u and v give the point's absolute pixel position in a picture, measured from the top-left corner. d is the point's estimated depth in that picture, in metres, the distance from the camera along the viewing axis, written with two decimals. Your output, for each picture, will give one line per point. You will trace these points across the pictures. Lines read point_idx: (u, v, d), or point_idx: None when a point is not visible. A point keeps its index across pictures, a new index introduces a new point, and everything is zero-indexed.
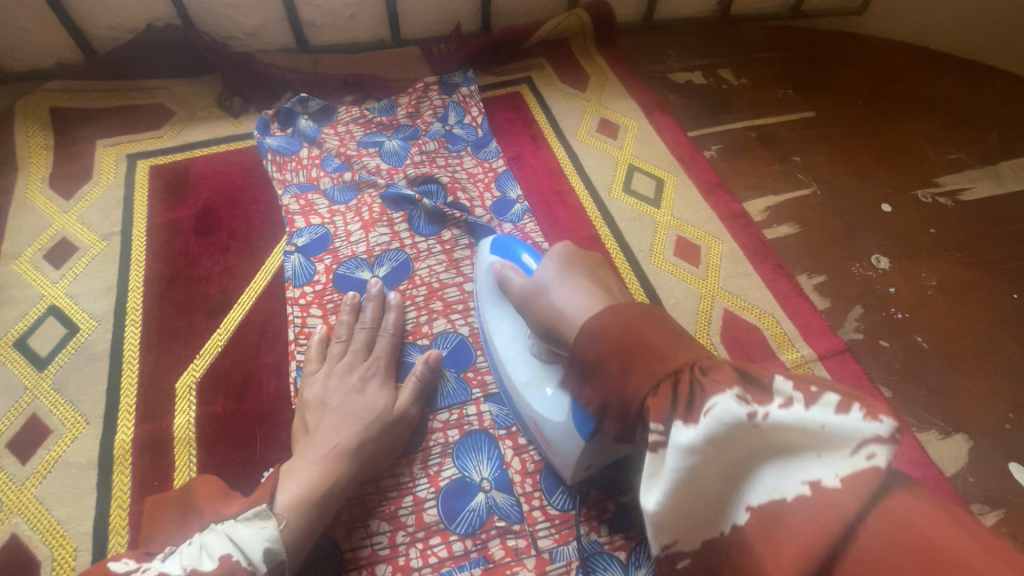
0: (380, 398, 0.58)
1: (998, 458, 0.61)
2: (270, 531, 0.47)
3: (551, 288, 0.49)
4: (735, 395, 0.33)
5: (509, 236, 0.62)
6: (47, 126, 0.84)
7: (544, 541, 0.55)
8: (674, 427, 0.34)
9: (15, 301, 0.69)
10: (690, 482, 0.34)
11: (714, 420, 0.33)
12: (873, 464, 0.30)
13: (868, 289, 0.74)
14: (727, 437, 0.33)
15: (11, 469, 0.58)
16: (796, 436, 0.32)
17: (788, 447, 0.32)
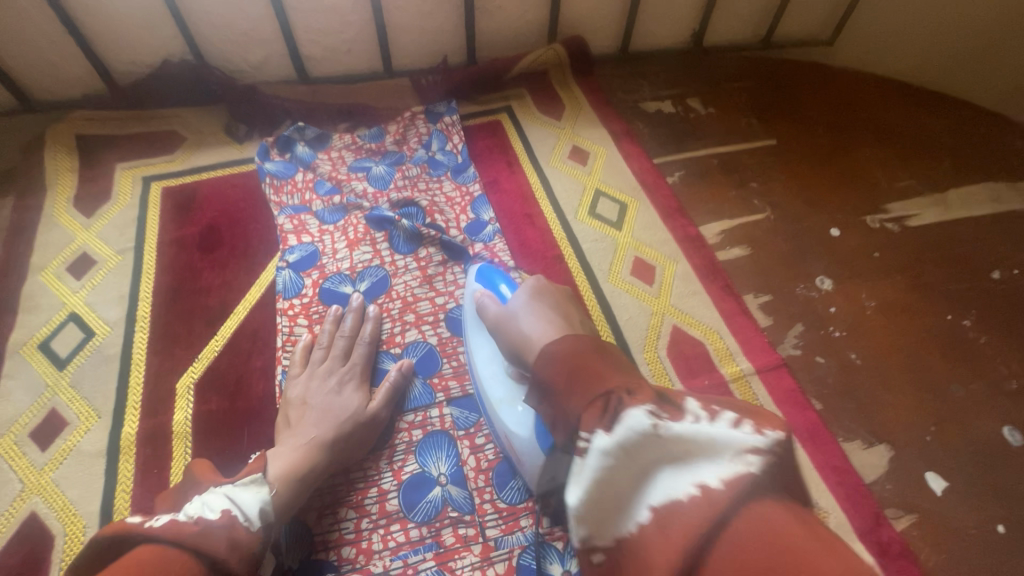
0: (355, 398, 0.66)
1: (918, 466, 0.66)
2: (266, 494, 0.54)
3: (519, 315, 0.59)
4: (648, 407, 0.39)
5: (492, 266, 0.69)
6: (72, 150, 0.94)
7: (491, 530, 0.61)
8: (597, 435, 0.39)
9: (40, 308, 0.78)
10: (604, 482, 0.39)
11: (628, 427, 0.38)
12: (750, 468, 0.35)
13: (810, 309, 0.79)
14: (638, 445, 0.38)
15: (32, 456, 0.66)
16: (694, 447, 0.37)
17: (688, 455, 0.37)
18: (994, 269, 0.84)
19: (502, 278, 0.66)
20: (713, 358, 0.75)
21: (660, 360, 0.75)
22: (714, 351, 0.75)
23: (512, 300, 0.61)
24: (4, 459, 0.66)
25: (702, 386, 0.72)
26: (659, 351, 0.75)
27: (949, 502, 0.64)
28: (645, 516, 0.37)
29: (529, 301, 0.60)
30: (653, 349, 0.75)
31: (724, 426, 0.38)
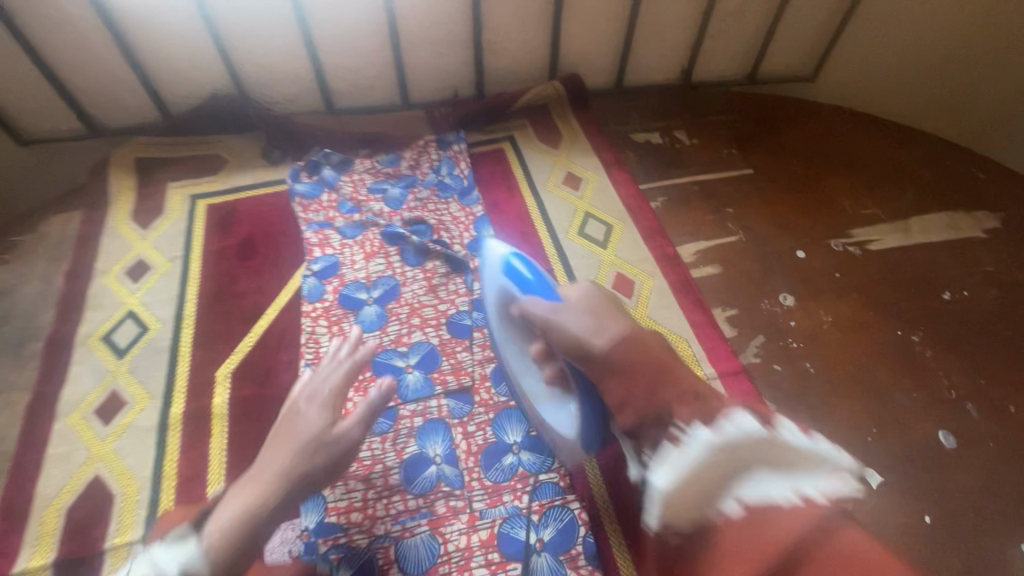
0: (324, 420, 0.69)
1: (858, 463, 0.75)
2: (185, 554, 0.58)
3: (557, 312, 0.67)
4: (752, 416, 0.54)
5: (507, 252, 0.74)
6: (131, 170, 1.09)
7: (478, 503, 0.71)
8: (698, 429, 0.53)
9: (104, 307, 0.91)
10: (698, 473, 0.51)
11: (734, 427, 0.53)
12: (855, 491, 0.49)
13: (772, 322, 0.89)
14: (743, 443, 0.52)
15: (97, 429, 0.79)
16: (799, 458, 0.51)
17: (789, 463, 0.50)
18: (945, 290, 0.92)
19: (522, 261, 0.72)
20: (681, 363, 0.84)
21: None
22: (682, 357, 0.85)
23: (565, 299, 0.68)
24: (74, 431, 0.78)
25: None
26: None
27: (884, 495, 0.72)
28: (737, 508, 0.48)
29: (585, 300, 0.67)
30: None
31: (814, 442, 0.53)
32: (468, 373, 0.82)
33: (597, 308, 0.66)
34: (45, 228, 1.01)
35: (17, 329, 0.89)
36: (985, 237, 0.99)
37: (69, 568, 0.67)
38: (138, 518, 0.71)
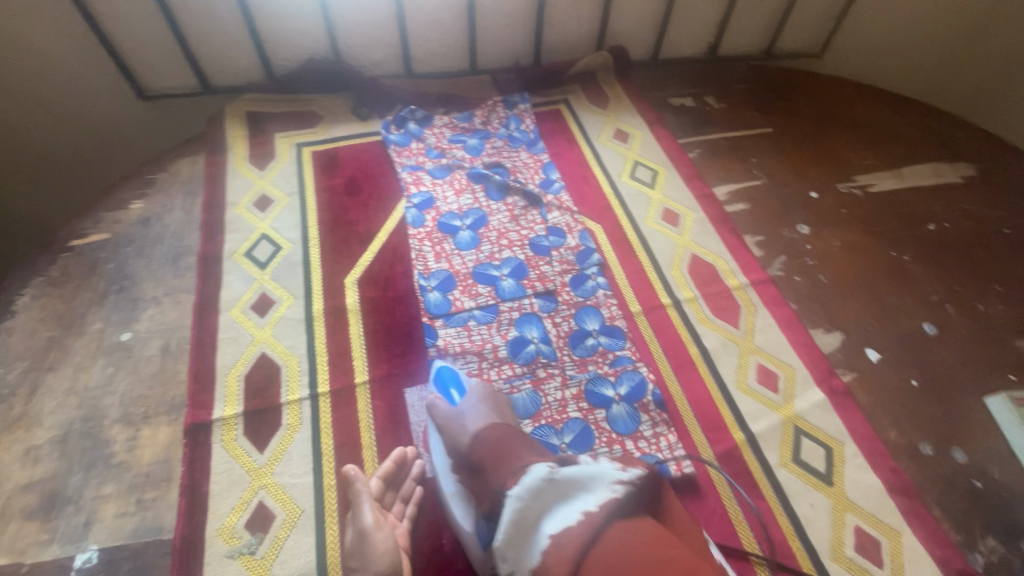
0: (382, 543, 0.72)
1: (862, 346, 0.96)
2: None
3: (463, 417, 0.77)
4: (545, 462, 0.64)
5: (447, 371, 0.87)
6: (243, 122, 1.26)
7: (570, 370, 0.92)
8: (512, 487, 0.62)
9: (240, 230, 1.09)
10: (519, 524, 0.60)
11: (531, 477, 0.63)
12: (616, 493, 0.59)
13: (792, 245, 1.09)
14: (538, 488, 0.62)
15: (255, 320, 0.97)
16: (579, 483, 0.61)
17: (571, 489, 0.61)
18: (930, 222, 1.14)
19: (456, 384, 0.84)
20: (721, 275, 1.04)
21: (683, 275, 1.05)
22: (721, 270, 1.05)
23: (463, 401, 0.79)
24: (237, 321, 0.97)
25: (712, 291, 1.02)
26: (682, 269, 1.05)
27: (881, 366, 0.93)
28: None
29: (479, 398, 0.79)
30: (678, 268, 1.05)
31: None
32: (552, 280, 1.02)
33: (483, 410, 0.77)
34: (177, 168, 1.19)
35: (171, 247, 1.07)
36: (965, 182, 1.21)
37: (255, 416, 0.87)
38: (303, 382, 0.90)
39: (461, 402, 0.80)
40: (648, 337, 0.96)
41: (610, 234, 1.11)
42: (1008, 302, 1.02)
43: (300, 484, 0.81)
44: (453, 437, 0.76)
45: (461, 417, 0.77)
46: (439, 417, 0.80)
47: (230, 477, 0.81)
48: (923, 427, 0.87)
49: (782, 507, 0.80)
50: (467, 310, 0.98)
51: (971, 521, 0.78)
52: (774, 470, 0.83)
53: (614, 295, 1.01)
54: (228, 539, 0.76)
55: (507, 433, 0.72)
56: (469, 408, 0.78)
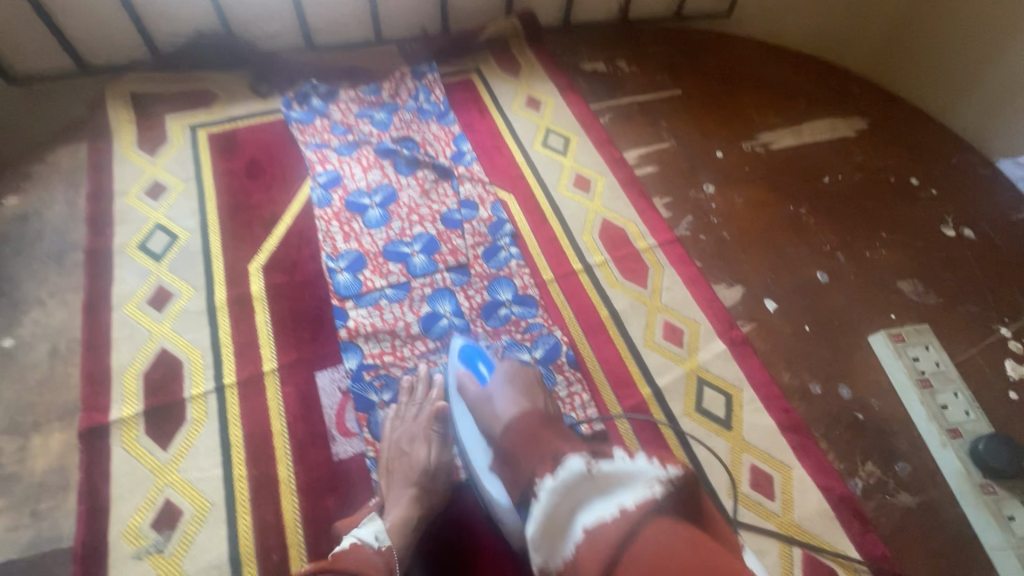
0: (427, 456, 0.78)
1: (761, 297, 1.01)
2: (379, 524, 0.72)
3: (494, 399, 0.75)
4: (583, 457, 0.60)
5: (473, 346, 0.83)
6: (130, 105, 1.17)
7: (484, 340, 0.93)
8: (547, 478, 0.60)
9: (131, 221, 1.03)
10: (551, 516, 0.58)
11: (568, 471, 0.59)
12: (654, 494, 0.54)
13: (698, 204, 1.13)
14: (575, 482, 0.58)
15: (152, 314, 0.92)
16: (619, 478, 0.57)
17: (612, 484, 0.57)
18: (825, 175, 1.20)
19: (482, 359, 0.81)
20: (630, 237, 1.07)
21: (594, 240, 1.06)
22: (630, 233, 1.08)
23: (491, 382, 0.77)
24: (132, 317, 0.92)
25: (622, 254, 1.04)
26: (593, 234, 1.07)
27: (777, 315, 0.99)
28: None
29: (507, 377, 0.77)
30: (589, 233, 1.07)
31: None
32: (464, 254, 1.02)
33: (511, 391, 0.75)
34: (56, 158, 1.09)
35: (55, 244, 0.99)
36: (856, 136, 1.28)
37: (155, 413, 0.83)
38: (208, 375, 0.87)
39: (490, 380, 0.78)
40: (560, 303, 0.98)
41: (523, 203, 1.11)
42: (891, 247, 1.09)
43: (208, 478, 0.78)
44: (484, 420, 0.75)
45: (492, 399, 0.75)
46: (470, 398, 0.78)
47: (133, 478, 0.78)
48: (813, 367, 0.93)
49: (684, 451, 0.85)
50: (379, 289, 0.96)
51: (853, 450, 0.86)
52: (678, 420, 0.87)
53: (526, 264, 1.02)
54: (133, 540, 0.73)
55: (539, 423, 0.70)
56: (498, 390, 0.76)
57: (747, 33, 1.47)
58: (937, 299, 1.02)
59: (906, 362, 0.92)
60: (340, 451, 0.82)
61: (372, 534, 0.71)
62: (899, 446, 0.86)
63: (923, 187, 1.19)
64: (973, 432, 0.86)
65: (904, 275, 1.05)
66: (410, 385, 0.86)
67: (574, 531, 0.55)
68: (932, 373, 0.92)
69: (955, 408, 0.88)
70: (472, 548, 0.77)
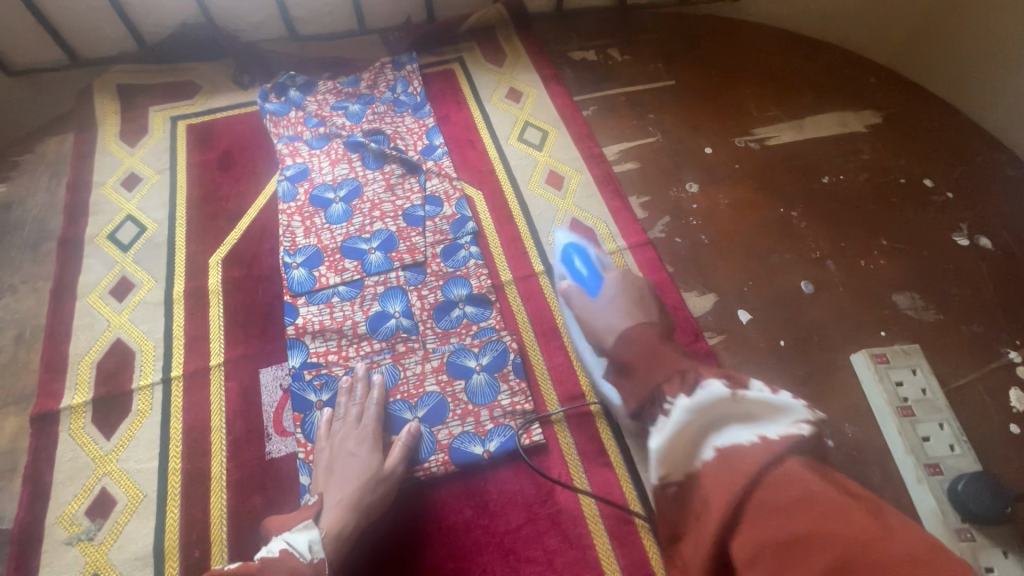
0: (373, 459, 0.76)
1: (734, 307, 0.94)
2: (314, 533, 0.69)
3: (602, 305, 0.80)
4: (722, 380, 0.56)
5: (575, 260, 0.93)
6: (114, 96, 1.19)
7: (431, 342, 0.90)
8: (680, 397, 0.56)
9: (105, 212, 1.05)
10: (676, 438, 0.53)
11: (707, 392, 0.55)
12: (802, 430, 0.49)
13: (679, 205, 1.06)
14: (714, 403, 0.54)
15: (113, 305, 0.94)
16: (762, 411, 0.51)
17: (753, 415, 0.51)
18: (825, 175, 1.10)
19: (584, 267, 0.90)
20: (599, 239, 1.01)
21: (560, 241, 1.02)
22: (600, 234, 1.02)
23: (597, 297, 0.81)
24: (93, 307, 0.94)
25: None
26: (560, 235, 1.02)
27: (750, 327, 0.92)
28: None
29: (618, 290, 0.80)
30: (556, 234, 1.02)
31: None
32: (422, 251, 0.98)
33: (619, 304, 0.78)
34: (43, 149, 1.13)
35: (32, 233, 1.03)
36: (867, 132, 1.16)
37: (104, 403, 0.85)
38: (157, 367, 0.88)
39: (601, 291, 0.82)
40: (515, 306, 0.95)
41: (490, 201, 1.07)
42: (891, 256, 0.99)
43: (145, 469, 0.80)
44: (595, 330, 0.78)
45: (595, 312, 0.80)
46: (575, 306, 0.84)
47: (75, 465, 0.80)
48: (784, 388, 0.86)
49: (625, 462, 0.81)
50: (332, 286, 0.94)
51: None
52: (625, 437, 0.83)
53: (485, 265, 0.98)
54: (68, 526, 0.76)
55: (656, 338, 0.70)
56: (604, 302, 0.80)
57: (754, 19, 1.35)
58: (937, 315, 0.92)
59: (887, 388, 0.84)
60: (274, 450, 0.81)
61: (305, 545, 0.67)
62: (871, 479, 0.78)
63: (937, 189, 1.08)
64: (955, 469, 0.77)
65: (902, 287, 0.96)
66: (349, 385, 0.84)
67: (704, 450, 0.50)
68: (916, 401, 0.82)
69: (938, 441, 0.79)
70: (399, 556, 0.75)
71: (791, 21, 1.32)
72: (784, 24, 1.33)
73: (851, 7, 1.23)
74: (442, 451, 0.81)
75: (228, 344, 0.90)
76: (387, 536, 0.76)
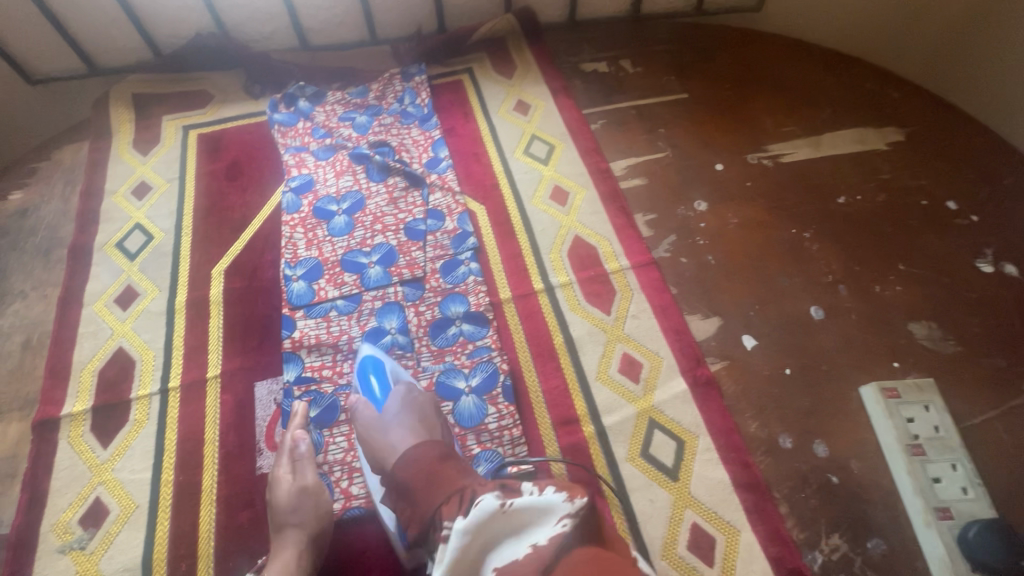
0: (312, 500, 0.75)
1: (739, 332, 0.91)
2: None
3: (391, 427, 0.70)
4: (495, 492, 0.56)
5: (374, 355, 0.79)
6: (129, 105, 1.21)
7: (426, 361, 0.89)
8: (457, 518, 0.54)
9: (114, 220, 1.07)
10: (459, 559, 0.53)
11: (479, 509, 0.54)
12: (563, 529, 0.51)
13: (685, 224, 1.03)
14: (486, 520, 0.54)
15: (117, 313, 0.96)
16: (532, 515, 0.53)
17: (524, 522, 0.53)
18: (840, 194, 1.06)
19: (373, 372, 0.77)
20: (601, 257, 0.99)
21: (562, 258, 1.00)
22: (602, 252, 1.00)
23: (387, 406, 0.73)
24: (98, 314, 0.96)
25: (589, 275, 0.97)
26: (562, 253, 1.00)
27: (755, 354, 0.89)
28: None
29: (403, 405, 0.72)
30: (558, 251, 1.00)
31: None
32: (421, 267, 0.97)
33: (408, 423, 0.70)
34: (60, 157, 1.16)
35: (44, 239, 1.05)
36: (887, 149, 1.12)
37: (103, 411, 0.86)
38: (156, 376, 0.89)
39: (388, 405, 0.73)
40: (513, 325, 0.93)
41: (493, 215, 1.05)
42: (909, 282, 0.95)
43: (138, 480, 0.81)
44: (378, 451, 0.69)
45: (382, 421, 0.71)
46: (361, 421, 0.74)
47: (72, 472, 0.81)
48: (787, 419, 0.83)
49: (618, 494, 0.78)
50: (330, 300, 0.94)
51: (818, 518, 0.75)
52: (619, 464, 0.80)
53: (484, 281, 0.97)
54: (61, 534, 0.77)
55: (437, 458, 0.63)
56: (392, 417, 0.72)
57: (773, 30, 1.31)
58: (956, 346, 0.88)
59: (897, 423, 0.80)
60: (265, 465, 0.82)
61: None
62: (876, 520, 0.75)
63: (962, 212, 1.03)
64: (967, 514, 0.73)
65: (919, 316, 0.91)
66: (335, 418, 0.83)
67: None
68: (927, 439, 0.78)
69: (951, 483, 0.75)
70: None
71: (811, 32, 1.28)
72: (804, 36, 1.29)
73: (880, 14, 1.17)
74: None
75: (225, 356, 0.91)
76: (356, 564, 0.76)
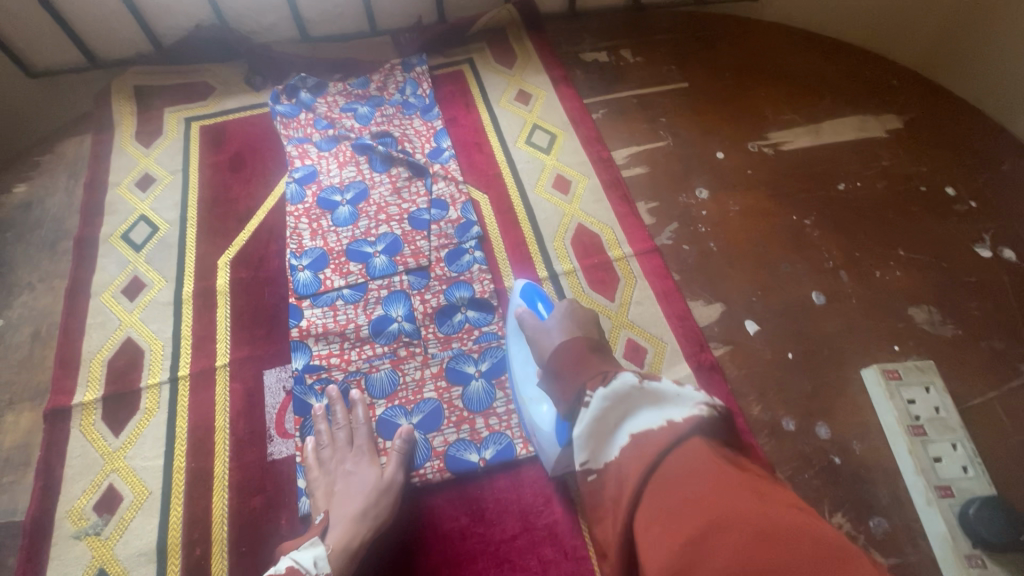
0: (371, 473, 0.77)
1: (742, 318, 0.92)
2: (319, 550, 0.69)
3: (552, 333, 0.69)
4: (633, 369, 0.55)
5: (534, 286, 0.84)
6: (131, 98, 1.20)
7: (432, 347, 0.90)
8: (598, 387, 0.55)
9: (119, 212, 1.07)
10: (599, 422, 0.54)
11: (619, 380, 0.54)
12: (701, 412, 0.50)
13: (687, 212, 1.04)
14: (624, 391, 0.54)
15: (125, 304, 0.96)
16: (666, 393, 0.53)
17: (660, 398, 0.53)
18: (841, 181, 1.07)
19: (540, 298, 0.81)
20: (604, 245, 1.00)
21: (565, 247, 1.01)
22: (605, 240, 1.01)
23: (550, 316, 0.72)
24: (106, 306, 0.96)
25: (592, 263, 0.98)
26: (565, 241, 1.01)
27: (757, 339, 0.90)
28: None
29: (566, 312, 0.71)
30: (561, 240, 1.01)
31: None
32: (426, 256, 0.98)
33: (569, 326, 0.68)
34: (63, 149, 1.16)
35: (49, 231, 1.06)
36: (887, 137, 1.13)
37: (113, 400, 0.87)
38: (165, 366, 0.90)
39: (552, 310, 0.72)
40: None
41: (496, 204, 1.06)
42: (909, 268, 0.96)
43: (150, 467, 0.82)
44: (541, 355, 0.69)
45: (546, 330, 0.70)
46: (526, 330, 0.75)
47: (84, 461, 0.82)
48: (790, 402, 0.84)
49: None
50: (336, 289, 0.95)
51: (821, 497, 0.77)
52: None
53: (489, 269, 0.98)
54: (76, 521, 0.78)
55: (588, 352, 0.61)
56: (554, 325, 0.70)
57: (773, 18, 1.31)
58: (955, 330, 0.89)
59: (898, 405, 0.81)
60: (275, 451, 0.83)
61: (311, 561, 0.67)
62: (877, 499, 0.77)
63: (961, 198, 1.04)
64: (967, 492, 0.75)
65: (919, 300, 0.92)
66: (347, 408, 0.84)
67: (620, 437, 0.52)
68: (928, 420, 0.80)
69: (951, 462, 0.77)
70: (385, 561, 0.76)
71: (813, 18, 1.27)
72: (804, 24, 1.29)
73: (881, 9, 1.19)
74: (436, 458, 0.82)
75: (234, 346, 0.91)
76: (412, 529, 0.78)
